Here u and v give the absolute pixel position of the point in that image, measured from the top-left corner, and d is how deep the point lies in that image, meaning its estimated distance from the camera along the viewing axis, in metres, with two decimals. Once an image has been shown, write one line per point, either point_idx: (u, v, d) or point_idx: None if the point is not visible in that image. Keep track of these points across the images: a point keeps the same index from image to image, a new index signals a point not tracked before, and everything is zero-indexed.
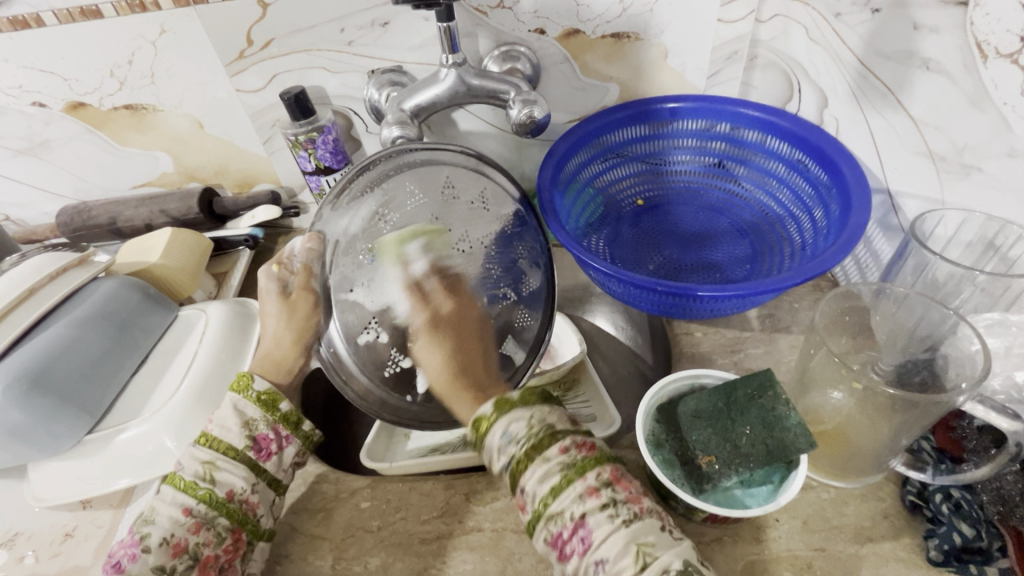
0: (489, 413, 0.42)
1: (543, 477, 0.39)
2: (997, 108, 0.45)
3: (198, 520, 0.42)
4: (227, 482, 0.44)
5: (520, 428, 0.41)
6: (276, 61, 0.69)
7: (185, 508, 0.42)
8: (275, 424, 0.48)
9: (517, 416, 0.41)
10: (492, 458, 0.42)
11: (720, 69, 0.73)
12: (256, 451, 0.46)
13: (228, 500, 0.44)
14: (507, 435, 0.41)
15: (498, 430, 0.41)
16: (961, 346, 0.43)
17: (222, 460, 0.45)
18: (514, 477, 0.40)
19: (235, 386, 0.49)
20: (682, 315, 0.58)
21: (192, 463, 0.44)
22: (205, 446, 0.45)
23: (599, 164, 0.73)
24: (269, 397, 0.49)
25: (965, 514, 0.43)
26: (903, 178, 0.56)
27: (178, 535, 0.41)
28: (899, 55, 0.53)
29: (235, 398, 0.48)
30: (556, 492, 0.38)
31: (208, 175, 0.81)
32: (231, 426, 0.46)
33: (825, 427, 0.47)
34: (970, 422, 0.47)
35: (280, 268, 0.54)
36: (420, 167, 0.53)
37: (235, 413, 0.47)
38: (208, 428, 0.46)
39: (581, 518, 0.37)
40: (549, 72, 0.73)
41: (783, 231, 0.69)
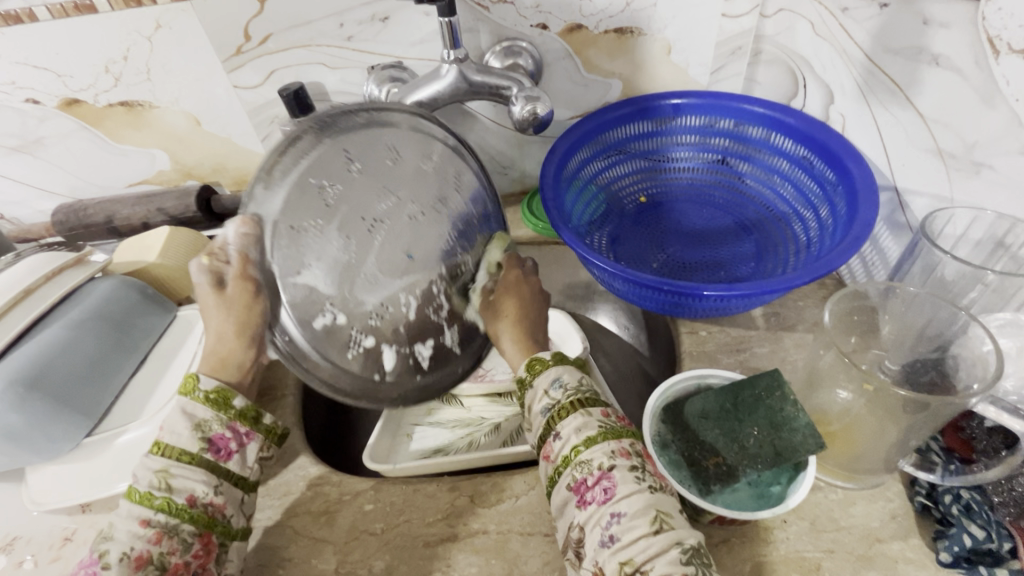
0: (547, 359, 0.46)
1: (579, 427, 0.41)
2: (1009, 105, 0.45)
3: (158, 530, 0.41)
4: (185, 488, 0.43)
5: (570, 380, 0.44)
6: (274, 57, 0.68)
7: (142, 520, 0.41)
8: (230, 421, 0.45)
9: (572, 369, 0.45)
10: (534, 401, 0.44)
11: (723, 64, 0.72)
12: (214, 453, 0.44)
13: (188, 506, 0.42)
14: (557, 382, 0.44)
15: (550, 376, 0.44)
16: (972, 346, 0.43)
17: (176, 467, 0.42)
18: (551, 421, 0.42)
19: (180, 386, 0.45)
20: (686, 314, 0.58)
21: (145, 473, 0.42)
22: (157, 455, 0.43)
23: (601, 161, 0.72)
24: (217, 393, 0.45)
25: (976, 516, 0.42)
26: (911, 176, 0.56)
27: (139, 548, 0.40)
28: (908, 51, 0.52)
29: (182, 402, 0.44)
30: (591, 441, 0.40)
31: (205, 172, 0.80)
32: (182, 430, 0.43)
33: (832, 428, 0.47)
34: (979, 423, 0.46)
35: (211, 260, 0.42)
36: (356, 127, 0.45)
37: (187, 417, 0.44)
38: (158, 435, 0.43)
39: (608, 469, 0.39)
40: (551, 67, 0.72)
41: (787, 229, 0.69)
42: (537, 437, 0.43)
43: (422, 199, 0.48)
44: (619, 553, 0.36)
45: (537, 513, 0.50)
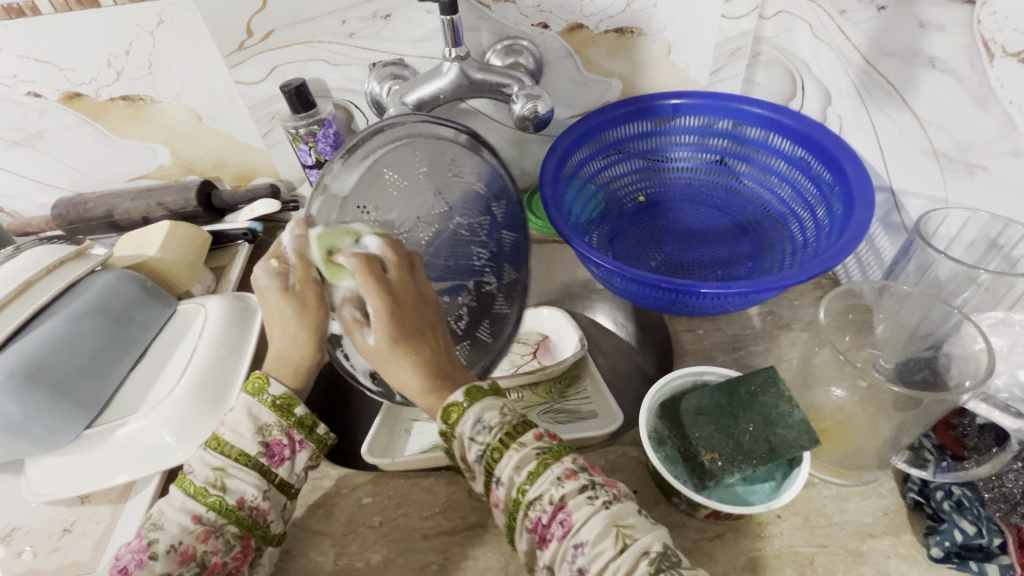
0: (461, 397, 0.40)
1: (519, 465, 0.38)
2: (1002, 107, 0.45)
3: (207, 528, 0.42)
4: (238, 490, 0.43)
5: (493, 416, 0.39)
6: (275, 52, 0.68)
7: (194, 515, 0.42)
8: (289, 428, 0.46)
9: (490, 402, 0.40)
10: (464, 450, 0.39)
11: (722, 66, 0.73)
12: (268, 457, 0.45)
13: (237, 508, 0.43)
14: (480, 423, 0.39)
15: (469, 417, 0.39)
16: (964, 345, 0.43)
17: (233, 467, 0.44)
18: (489, 468, 0.38)
19: (248, 386, 0.46)
20: (683, 312, 0.58)
21: (203, 468, 0.44)
22: (216, 451, 0.44)
23: (600, 160, 0.73)
24: (283, 401, 0.46)
25: (966, 512, 0.43)
26: (907, 176, 0.56)
27: (186, 543, 0.41)
28: (905, 53, 0.52)
29: (249, 402, 0.46)
30: (532, 477, 0.37)
31: (206, 167, 0.80)
32: (245, 431, 0.45)
33: (826, 425, 0.48)
34: (971, 420, 0.47)
35: (279, 264, 0.46)
36: (426, 133, 0.48)
37: (247, 416, 0.45)
38: (221, 431, 0.45)
39: (561, 500, 0.36)
40: (551, 66, 0.73)
41: (785, 230, 0.69)
42: (479, 484, 0.40)
43: (462, 215, 0.52)
44: None
45: None
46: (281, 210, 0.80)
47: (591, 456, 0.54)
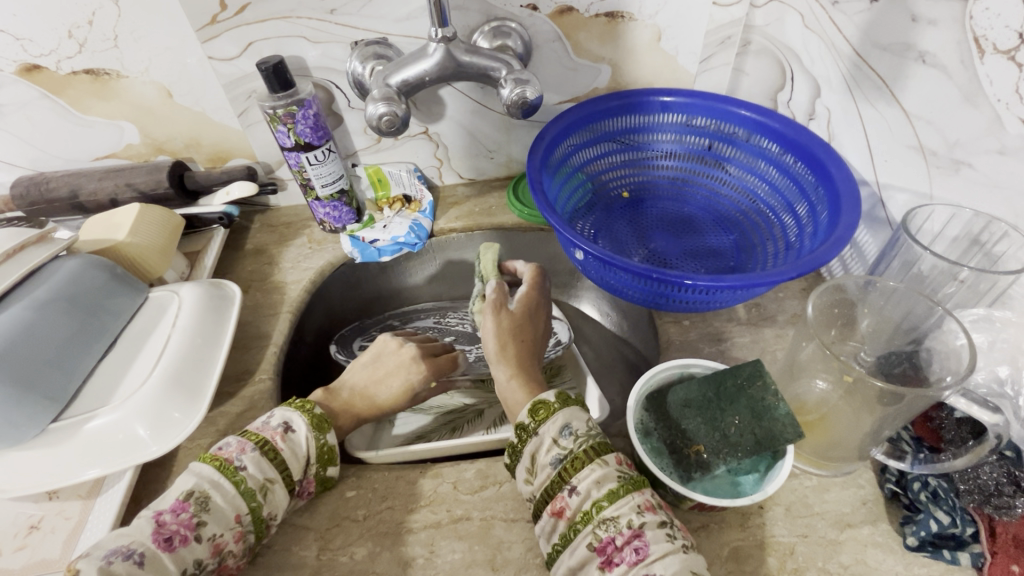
0: (551, 401, 0.49)
1: (600, 480, 0.43)
2: (990, 105, 0.45)
3: (241, 529, 0.44)
4: (273, 504, 0.46)
5: (580, 426, 0.47)
6: (252, 28, 0.65)
7: (238, 514, 0.44)
8: (312, 478, 0.50)
9: (579, 415, 0.48)
10: (542, 451, 0.46)
11: (712, 54, 0.72)
12: (299, 485, 0.48)
13: (264, 519, 0.45)
14: (566, 430, 0.46)
15: (557, 424, 0.47)
16: (946, 340, 0.43)
17: (278, 484, 0.46)
18: (566, 473, 0.44)
19: (314, 420, 0.51)
20: (670, 305, 0.59)
21: (258, 474, 0.45)
22: (273, 462, 0.47)
23: (589, 151, 0.73)
24: (327, 451, 0.50)
25: (942, 502, 0.44)
26: (893, 171, 0.56)
27: (224, 537, 0.43)
28: (896, 47, 0.52)
29: (309, 434, 0.50)
30: (613, 497, 0.42)
31: (178, 148, 0.76)
32: (300, 453, 0.48)
33: (811, 418, 0.48)
34: (949, 413, 0.47)
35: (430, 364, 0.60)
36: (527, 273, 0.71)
37: (305, 445, 0.49)
38: (278, 443, 0.48)
39: (639, 527, 0.41)
40: (540, 50, 0.71)
41: (767, 232, 0.69)
42: (543, 490, 0.45)
43: None
44: None
45: (521, 499, 0.50)
46: (258, 193, 0.78)
47: None
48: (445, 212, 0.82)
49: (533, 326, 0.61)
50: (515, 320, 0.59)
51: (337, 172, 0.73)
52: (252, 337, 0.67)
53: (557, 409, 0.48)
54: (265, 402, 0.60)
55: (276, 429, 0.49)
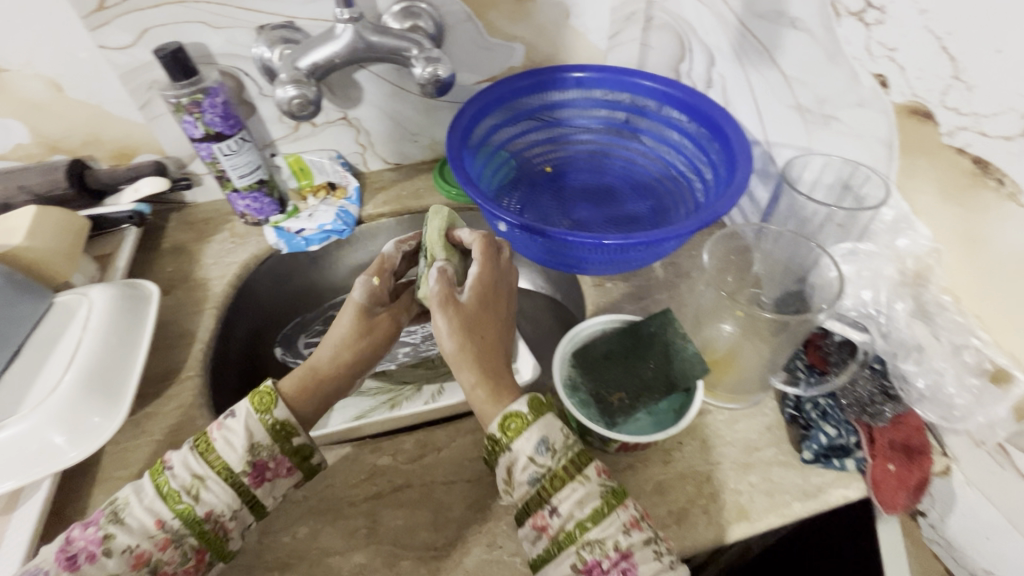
0: (525, 413, 0.43)
1: (582, 499, 0.41)
2: (848, 63, 0.50)
3: (167, 536, 0.41)
4: (208, 503, 0.43)
5: (557, 439, 0.42)
6: (145, 14, 0.63)
7: (158, 520, 0.42)
8: (282, 454, 0.46)
9: (557, 427, 0.43)
10: (516, 467, 0.42)
11: (620, 29, 0.76)
12: (253, 475, 0.44)
13: (203, 520, 0.43)
14: (543, 446, 0.42)
15: (534, 438, 0.42)
16: (822, 275, 0.49)
17: (212, 479, 0.43)
18: (546, 493, 0.41)
19: (257, 401, 0.46)
20: (591, 267, 0.62)
21: (184, 472, 0.43)
22: (202, 456, 0.44)
23: (509, 129, 0.75)
24: (283, 426, 0.46)
25: (830, 418, 0.50)
26: (780, 129, 0.62)
27: (143, 546, 0.41)
28: (771, 15, 0.57)
29: (251, 418, 0.45)
30: (597, 517, 0.40)
31: (76, 145, 0.72)
32: (235, 446, 0.44)
33: (717, 356, 0.53)
34: (832, 339, 0.53)
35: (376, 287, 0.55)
36: None
37: (244, 429, 0.45)
38: (213, 436, 0.45)
39: (627, 549, 0.39)
40: (452, 30, 0.72)
41: (679, 195, 0.74)
42: (521, 502, 0.42)
43: None
44: None
45: (460, 462, 0.52)
46: (171, 189, 0.75)
47: None
48: (372, 197, 0.82)
49: (497, 311, 0.50)
50: (474, 313, 0.48)
51: (254, 162, 0.71)
52: (176, 336, 0.65)
53: (532, 423, 0.42)
54: (195, 398, 0.59)
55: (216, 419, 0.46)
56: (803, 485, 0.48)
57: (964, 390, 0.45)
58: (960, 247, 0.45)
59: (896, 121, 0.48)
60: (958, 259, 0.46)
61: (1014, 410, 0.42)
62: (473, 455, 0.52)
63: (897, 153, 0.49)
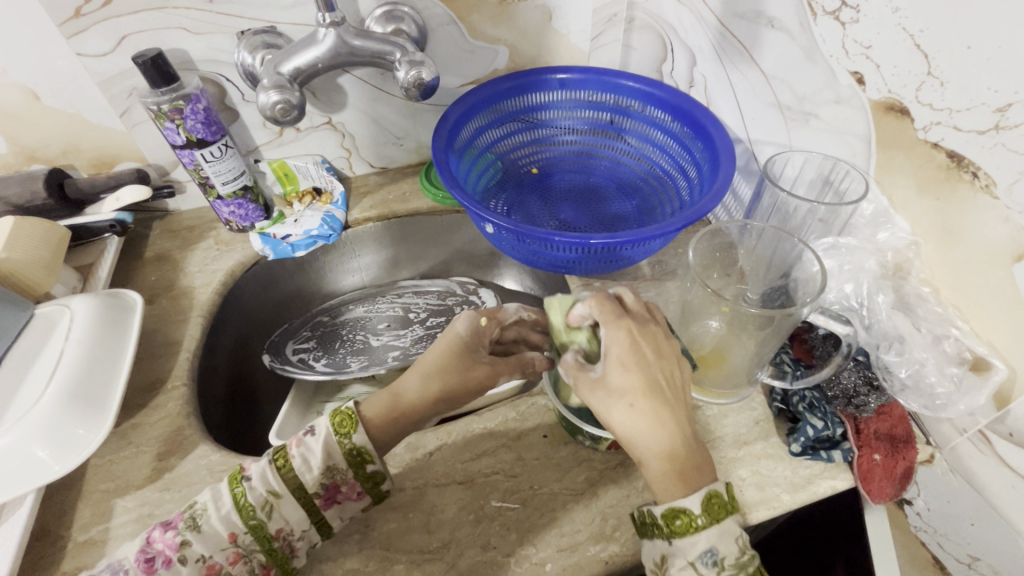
0: (695, 514, 0.39)
1: None
2: (825, 61, 0.51)
3: (238, 550, 0.43)
4: (278, 520, 0.43)
5: (726, 552, 0.39)
6: (124, 21, 0.62)
7: (232, 532, 0.42)
8: (354, 478, 0.46)
9: (727, 539, 0.39)
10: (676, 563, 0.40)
11: (602, 31, 0.76)
12: (324, 497, 0.45)
13: (273, 537, 0.43)
14: (709, 555, 0.38)
15: (701, 545, 0.39)
16: (805, 269, 0.50)
17: (286, 497, 0.44)
18: None
19: (339, 423, 0.46)
20: (578, 266, 0.63)
21: (262, 486, 0.44)
22: (280, 474, 0.44)
23: (495, 131, 0.76)
24: (358, 452, 0.45)
25: (817, 410, 0.50)
26: (760, 127, 0.63)
27: (216, 557, 0.42)
28: (749, 15, 0.58)
29: (329, 437, 0.45)
30: None
31: (54, 155, 0.71)
32: (312, 463, 0.45)
33: (705, 352, 0.53)
34: (816, 333, 0.54)
35: (480, 329, 0.51)
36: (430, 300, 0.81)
37: (323, 450, 0.45)
38: (292, 452, 0.45)
39: None
40: (435, 34, 0.72)
41: (664, 194, 0.75)
42: None
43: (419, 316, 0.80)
44: None
45: (452, 464, 0.52)
46: (153, 197, 0.74)
47: (502, 409, 0.56)
48: (359, 202, 0.82)
49: (649, 367, 0.43)
50: (630, 371, 0.43)
51: (237, 168, 0.71)
52: (161, 346, 0.64)
53: (700, 526, 0.39)
54: (182, 408, 0.58)
55: (297, 434, 0.46)
56: (792, 477, 0.49)
57: (946, 379, 0.46)
58: (936, 240, 0.46)
59: (873, 116, 0.49)
60: (935, 251, 0.47)
61: (993, 398, 0.44)
62: (463, 457, 0.52)
63: (874, 148, 0.49)
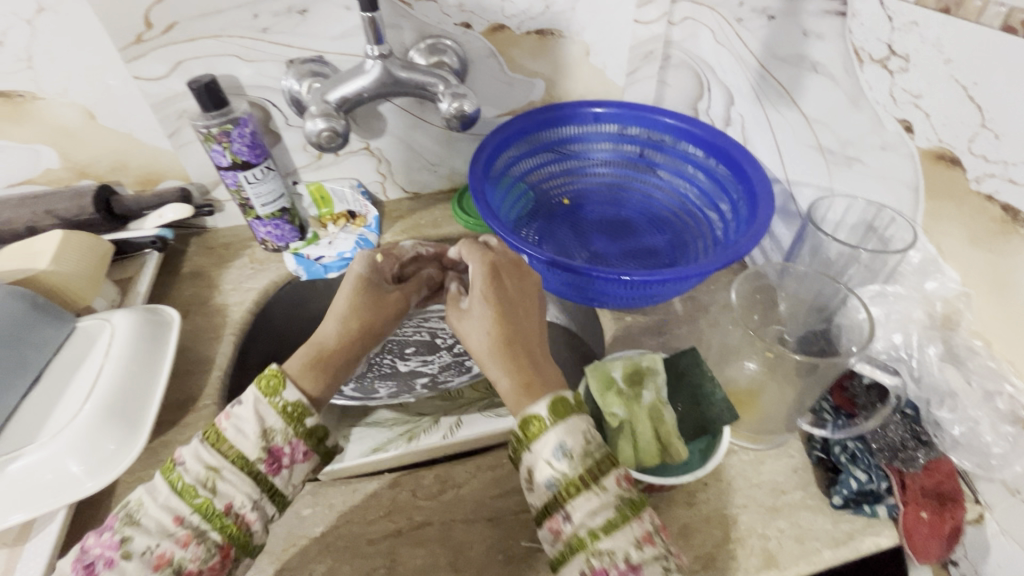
0: (545, 416, 0.40)
1: (593, 511, 0.37)
2: (871, 107, 0.51)
3: (187, 532, 0.38)
4: (226, 495, 0.40)
5: (575, 444, 0.39)
6: (181, 47, 0.64)
7: (177, 515, 0.39)
8: (295, 438, 0.43)
9: (574, 430, 0.39)
10: (536, 471, 0.39)
11: (638, 67, 0.77)
12: (267, 464, 0.42)
13: (223, 513, 0.40)
14: (560, 450, 0.38)
15: (551, 441, 0.39)
16: (851, 316, 0.49)
17: (226, 470, 0.41)
18: (560, 499, 0.38)
19: (263, 384, 0.44)
20: (612, 300, 0.62)
21: (196, 465, 0.40)
22: (214, 448, 0.41)
23: (528, 161, 0.76)
24: (294, 408, 0.43)
25: (860, 462, 0.49)
26: (799, 167, 0.62)
27: (164, 545, 0.38)
28: (792, 59, 0.59)
29: (259, 401, 0.43)
30: (610, 528, 0.37)
31: (103, 171, 0.73)
32: (248, 433, 0.42)
33: (741, 395, 0.52)
34: (859, 381, 0.53)
35: (381, 265, 0.55)
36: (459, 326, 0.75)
37: (255, 416, 0.42)
38: (224, 426, 0.42)
39: (637, 563, 0.36)
40: (476, 66, 0.74)
41: (697, 230, 0.75)
42: (538, 501, 0.39)
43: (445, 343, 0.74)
44: None
45: (481, 499, 0.51)
46: (194, 215, 0.75)
47: None
48: (391, 226, 0.83)
49: (505, 294, 0.48)
50: (501, 292, 0.48)
51: (277, 190, 0.72)
52: (194, 363, 0.65)
53: (550, 426, 0.39)
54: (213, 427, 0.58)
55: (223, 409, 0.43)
56: (833, 531, 0.47)
57: (1001, 439, 0.45)
58: (988, 293, 0.45)
59: (921, 165, 0.48)
60: (986, 304, 0.46)
61: None
62: (493, 492, 0.51)
63: (922, 197, 0.49)
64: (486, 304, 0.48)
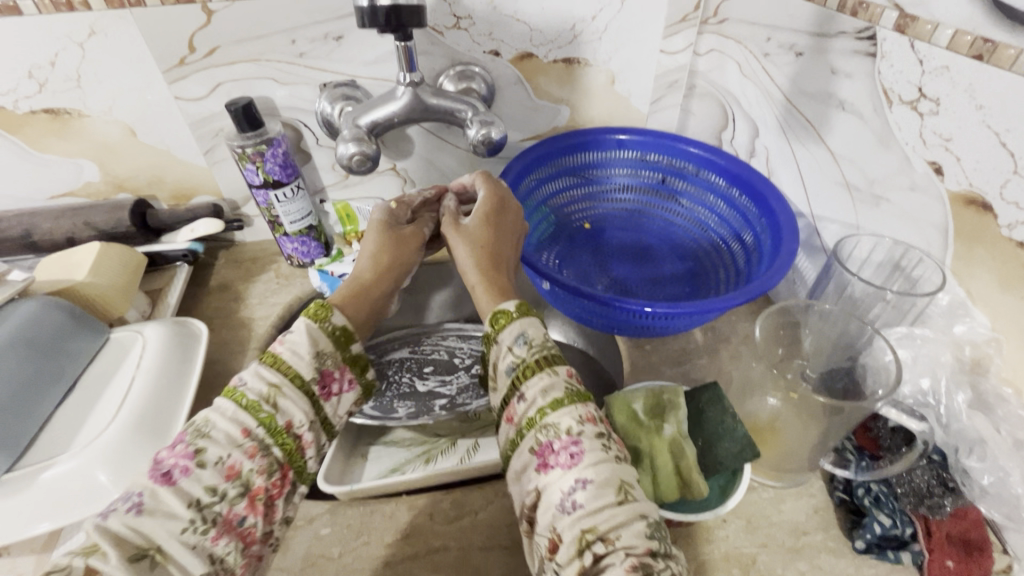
0: (512, 312, 0.45)
1: (545, 389, 0.40)
2: (900, 147, 0.51)
3: (255, 444, 0.38)
4: (288, 412, 0.40)
5: (534, 334, 0.43)
6: (220, 70, 0.67)
7: (245, 427, 0.39)
8: (343, 364, 0.45)
9: (535, 324, 0.44)
10: (499, 360, 0.43)
11: (662, 95, 0.79)
12: (320, 386, 0.43)
13: (285, 430, 0.40)
14: (521, 338, 0.43)
15: (514, 330, 0.43)
16: (876, 357, 0.48)
17: (287, 387, 0.41)
18: (515, 381, 0.41)
19: (310, 312, 0.46)
20: (632, 329, 0.62)
21: (258, 383, 0.41)
22: (272, 367, 0.42)
23: (551, 185, 0.77)
24: (341, 333, 0.45)
25: (884, 506, 0.48)
26: (824, 202, 0.62)
27: (233, 457, 0.37)
28: (819, 95, 0.59)
29: (310, 324, 0.45)
30: (557, 404, 0.39)
31: (140, 185, 0.76)
32: (303, 353, 0.43)
33: (763, 431, 0.51)
34: (884, 423, 0.52)
35: (397, 207, 0.58)
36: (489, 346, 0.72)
37: (309, 338, 0.43)
38: (278, 350, 0.43)
39: (578, 436, 0.37)
40: (503, 92, 0.75)
41: (718, 259, 0.75)
42: (501, 396, 0.42)
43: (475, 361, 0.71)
44: (581, 521, 0.34)
45: (498, 526, 0.51)
46: (225, 229, 0.77)
47: None
48: None
49: (503, 224, 0.55)
50: (501, 222, 0.55)
51: (305, 208, 0.74)
52: (220, 376, 0.66)
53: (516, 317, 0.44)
54: None
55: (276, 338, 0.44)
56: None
57: None
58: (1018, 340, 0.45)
59: (951, 208, 0.48)
60: (1016, 351, 0.45)
61: None
62: (509, 520, 0.51)
63: (951, 239, 0.49)
64: (486, 229, 0.55)
